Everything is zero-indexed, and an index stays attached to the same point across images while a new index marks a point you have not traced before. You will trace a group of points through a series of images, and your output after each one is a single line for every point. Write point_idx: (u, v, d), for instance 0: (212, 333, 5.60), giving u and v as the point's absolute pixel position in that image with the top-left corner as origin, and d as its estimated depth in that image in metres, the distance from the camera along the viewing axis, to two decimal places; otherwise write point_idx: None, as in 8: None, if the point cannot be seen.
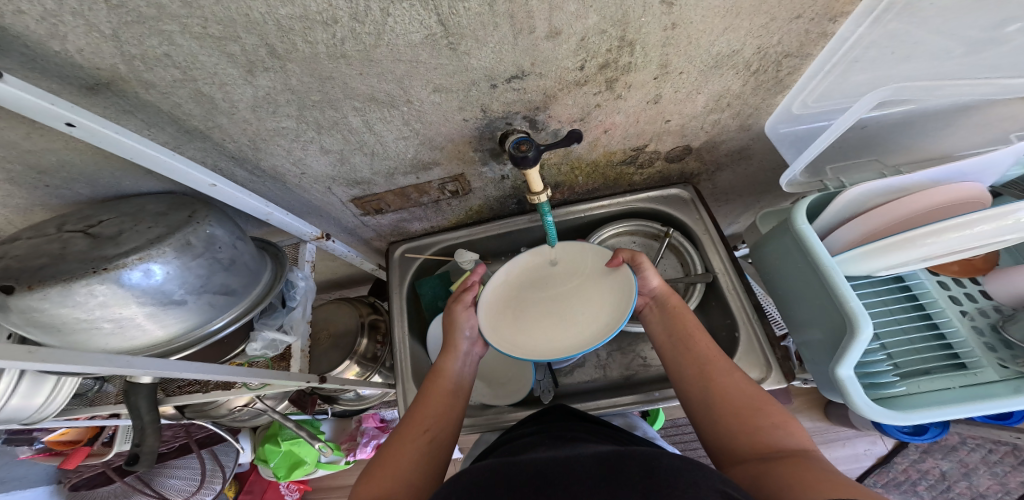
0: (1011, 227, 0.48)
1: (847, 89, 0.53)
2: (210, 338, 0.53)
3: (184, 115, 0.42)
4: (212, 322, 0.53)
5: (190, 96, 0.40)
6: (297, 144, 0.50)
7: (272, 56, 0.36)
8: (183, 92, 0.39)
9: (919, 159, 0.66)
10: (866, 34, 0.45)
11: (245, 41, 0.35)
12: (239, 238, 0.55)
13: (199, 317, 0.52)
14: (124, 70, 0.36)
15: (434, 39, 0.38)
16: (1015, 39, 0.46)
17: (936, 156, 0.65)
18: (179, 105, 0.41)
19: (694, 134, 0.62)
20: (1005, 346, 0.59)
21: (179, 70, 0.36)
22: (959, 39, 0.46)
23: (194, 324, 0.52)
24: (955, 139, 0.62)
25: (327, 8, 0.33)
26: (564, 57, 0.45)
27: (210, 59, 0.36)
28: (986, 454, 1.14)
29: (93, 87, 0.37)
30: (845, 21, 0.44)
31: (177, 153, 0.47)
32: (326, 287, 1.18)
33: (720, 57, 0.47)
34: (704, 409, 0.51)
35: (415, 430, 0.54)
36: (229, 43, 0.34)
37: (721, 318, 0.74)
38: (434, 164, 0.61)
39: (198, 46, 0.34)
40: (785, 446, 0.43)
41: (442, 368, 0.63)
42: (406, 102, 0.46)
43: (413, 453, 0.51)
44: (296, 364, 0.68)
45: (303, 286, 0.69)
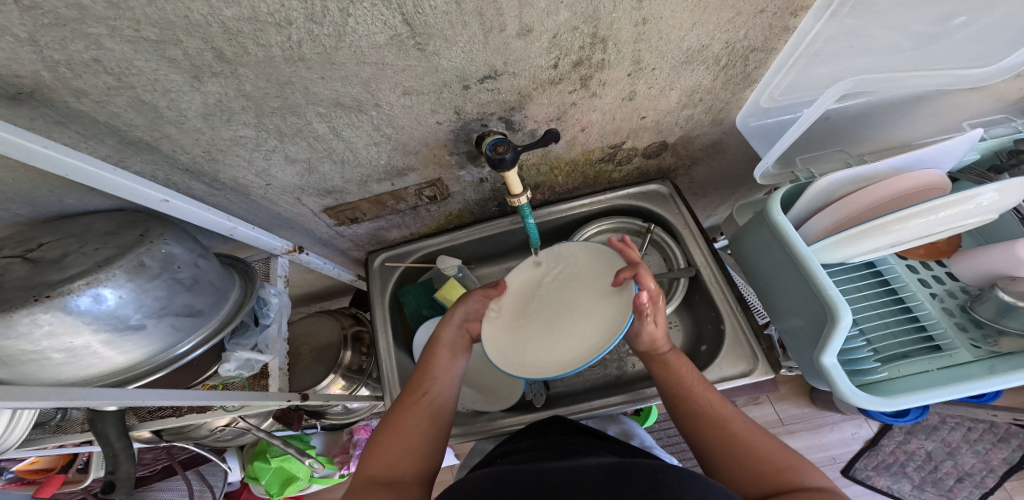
0: (972, 211, 0.49)
1: (811, 83, 0.54)
2: (176, 363, 0.49)
3: (126, 126, 0.39)
4: (179, 346, 0.50)
5: (129, 104, 0.37)
6: (258, 154, 0.47)
7: (221, 60, 0.34)
8: (120, 100, 0.36)
9: (880, 148, 0.68)
10: (827, 27, 0.45)
11: (187, 45, 0.32)
12: (201, 255, 0.52)
13: (162, 341, 0.48)
14: (50, 77, 0.33)
15: (400, 40, 0.37)
16: (958, 32, 0.48)
17: (895, 144, 0.68)
18: (118, 115, 0.38)
19: (670, 129, 0.62)
20: (976, 326, 0.61)
21: (113, 76, 0.34)
22: (909, 32, 0.47)
23: (157, 349, 0.48)
24: (911, 127, 0.65)
25: (278, 9, 0.31)
26: (537, 55, 0.44)
27: (147, 64, 0.33)
28: (966, 432, 1.21)
29: (17, 97, 0.34)
30: (805, 15, 0.44)
31: (122, 167, 0.44)
32: (305, 300, 1.14)
33: (690, 52, 0.47)
34: (710, 457, 0.49)
35: (416, 397, 0.56)
36: (168, 46, 0.32)
37: (706, 311, 0.74)
38: (409, 170, 0.59)
39: (132, 50, 0.32)
40: (802, 484, 0.42)
41: (439, 336, 0.63)
42: (375, 106, 0.44)
43: (415, 422, 0.53)
44: (274, 383, 0.64)
45: (277, 302, 0.66)
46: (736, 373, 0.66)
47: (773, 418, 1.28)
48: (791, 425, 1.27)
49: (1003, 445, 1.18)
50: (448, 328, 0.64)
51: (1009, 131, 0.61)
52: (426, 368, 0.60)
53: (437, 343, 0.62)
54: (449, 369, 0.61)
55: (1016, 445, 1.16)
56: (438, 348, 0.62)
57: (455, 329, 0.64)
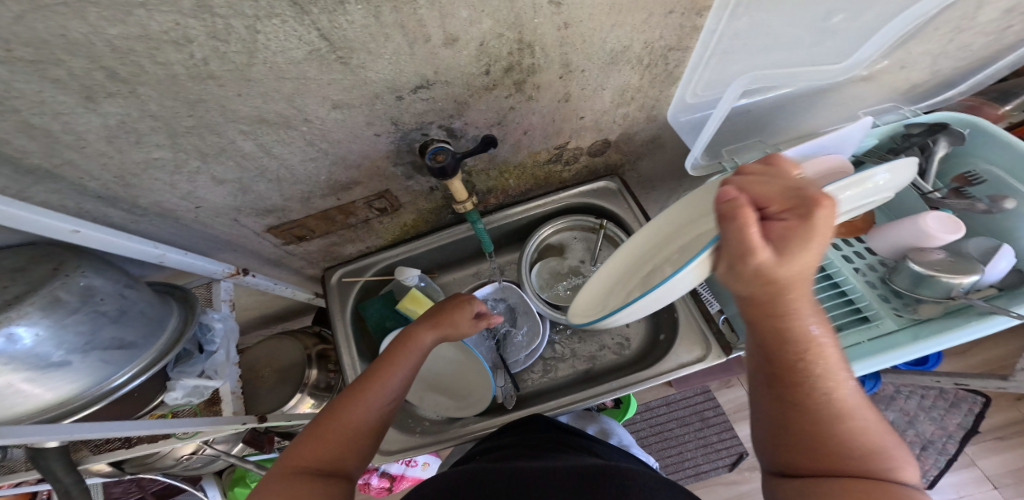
0: (871, 191, 0.53)
1: (726, 78, 0.56)
2: (109, 397, 0.46)
3: (18, 153, 0.36)
4: (113, 378, 0.47)
5: (16, 129, 0.34)
6: (180, 177, 0.45)
7: (114, 80, 0.32)
8: (7, 127, 0.33)
9: (793, 136, 0.72)
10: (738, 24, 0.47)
11: (72, 65, 0.30)
12: (126, 285, 0.49)
13: (91, 375, 0.45)
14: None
15: (320, 55, 0.36)
16: (839, 28, 0.53)
17: (804, 134, 0.73)
18: (9, 142, 0.35)
19: (610, 127, 0.64)
20: (896, 296, 0.66)
21: None
22: (803, 29, 0.51)
23: (87, 384, 0.45)
24: (816, 116, 0.69)
25: (174, 28, 0.29)
26: (467, 63, 0.44)
27: (29, 86, 0.31)
28: (920, 401, 1.32)
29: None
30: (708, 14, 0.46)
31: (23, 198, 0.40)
32: (264, 323, 1.09)
33: (614, 53, 0.48)
34: (805, 439, 0.36)
35: (373, 396, 0.52)
36: (50, 67, 0.30)
37: (660, 301, 0.78)
38: (354, 184, 0.59)
39: (7, 72, 0.29)
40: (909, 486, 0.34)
41: (416, 336, 0.58)
42: (304, 121, 0.44)
43: (362, 422, 0.51)
44: (227, 407, 0.61)
45: (221, 327, 0.62)
46: (692, 359, 0.69)
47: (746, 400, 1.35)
48: None
49: (955, 411, 1.29)
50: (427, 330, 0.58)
51: (898, 117, 0.69)
52: (387, 363, 0.55)
53: (411, 342, 0.57)
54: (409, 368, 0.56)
55: (966, 409, 1.28)
56: (408, 346, 0.57)
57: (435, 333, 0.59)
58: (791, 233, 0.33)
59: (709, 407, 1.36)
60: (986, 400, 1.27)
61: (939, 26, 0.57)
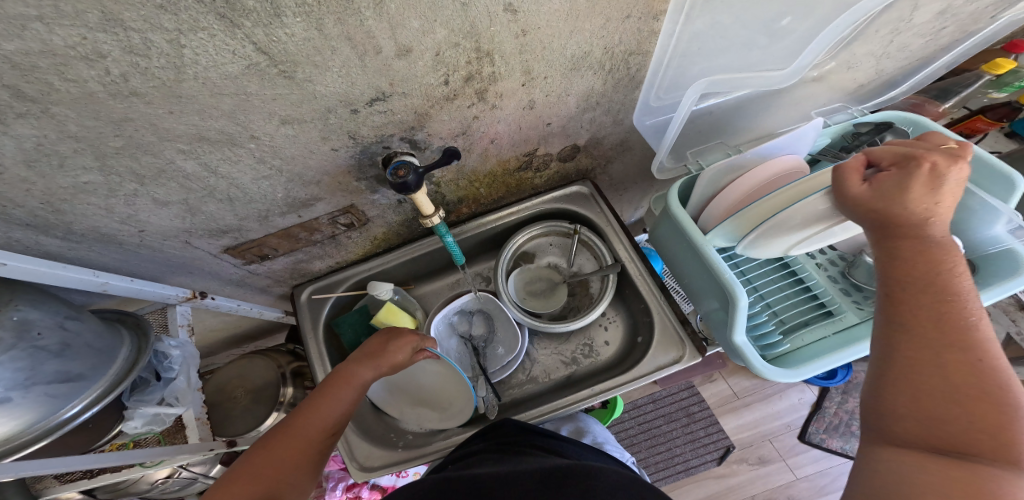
0: None
1: (687, 80, 0.55)
2: (63, 428, 0.43)
3: None
4: (64, 409, 0.44)
5: None
6: (115, 200, 0.42)
7: (22, 99, 0.29)
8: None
9: (754, 138, 0.72)
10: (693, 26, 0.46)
11: None
12: (67, 316, 0.46)
13: (37, 410, 0.41)
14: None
15: (259, 70, 0.34)
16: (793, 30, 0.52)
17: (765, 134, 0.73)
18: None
19: (577, 133, 0.64)
20: (857, 289, 0.68)
21: None
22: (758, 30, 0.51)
23: (32, 421, 0.41)
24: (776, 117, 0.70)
25: (81, 42, 0.27)
26: (423, 73, 0.43)
27: None
28: None
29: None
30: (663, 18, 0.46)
31: None
32: (234, 344, 1.04)
33: (575, 59, 0.48)
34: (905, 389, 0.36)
35: (304, 442, 0.50)
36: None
37: (636, 304, 0.77)
38: (315, 200, 0.56)
39: None
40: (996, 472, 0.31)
41: (351, 373, 0.56)
42: (251, 138, 0.41)
43: (294, 472, 0.48)
44: (193, 434, 0.59)
45: (180, 354, 0.59)
46: (668, 361, 0.69)
47: (728, 393, 1.37)
48: (743, 397, 1.36)
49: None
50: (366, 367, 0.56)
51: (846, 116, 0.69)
52: (318, 402, 0.53)
53: (343, 380, 0.55)
54: (343, 407, 0.54)
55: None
56: (340, 386, 0.55)
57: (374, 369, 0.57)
58: (883, 179, 0.40)
59: (694, 402, 1.38)
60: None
61: (882, 27, 0.58)
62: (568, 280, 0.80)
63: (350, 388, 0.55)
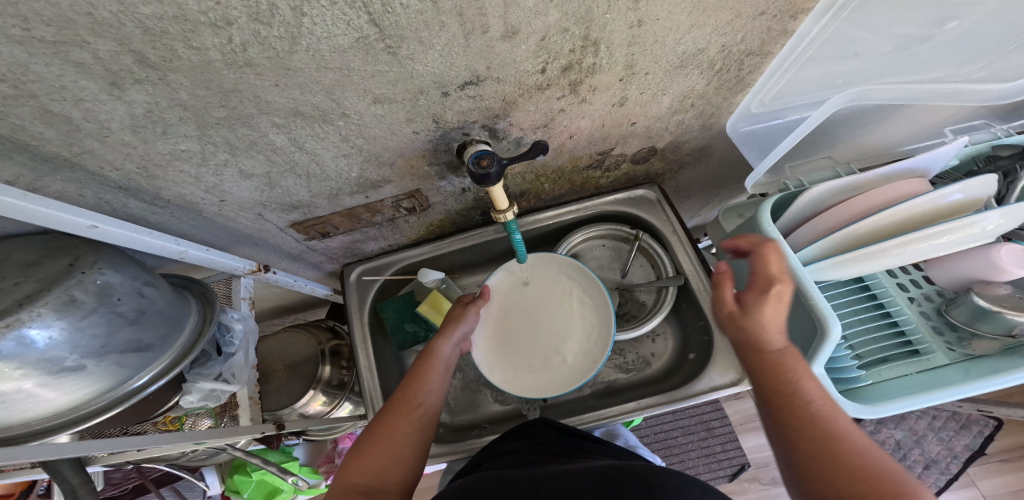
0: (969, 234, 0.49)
1: (799, 87, 0.53)
2: (133, 397, 0.44)
3: (35, 140, 0.32)
4: (133, 379, 0.45)
5: (34, 115, 0.30)
6: (205, 170, 0.41)
7: (146, 65, 0.28)
8: (21, 111, 0.29)
9: (864, 154, 0.67)
10: (826, 27, 0.44)
11: (98, 47, 0.26)
12: (145, 282, 0.46)
13: (109, 379, 0.43)
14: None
15: (367, 43, 0.32)
16: (938, 35, 0.48)
17: (879, 151, 0.67)
18: (24, 128, 0.30)
19: (659, 135, 0.60)
20: (951, 329, 0.61)
21: (6, 84, 0.27)
22: (892, 36, 0.47)
23: (107, 386, 0.43)
24: (891, 132, 0.65)
25: (215, 8, 0.25)
26: (523, 59, 0.40)
27: (49, 69, 0.27)
28: (931, 421, 1.27)
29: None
30: (805, 18, 0.42)
31: (33, 192, 0.36)
32: (276, 315, 1.06)
33: (685, 56, 0.44)
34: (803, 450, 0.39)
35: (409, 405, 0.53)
36: (71, 49, 0.26)
37: (694, 319, 0.72)
38: (384, 182, 0.54)
39: (25, 53, 0.25)
40: None
41: (434, 350, 0.59)
42: (342, 115, 0.40)
43: (406, 430, 0.51)
44: (246, 415, 0.57)
45: (241, 328, 0.59)
46: (726, 383, 0.64)
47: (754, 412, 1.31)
48: None
49: (964, 432, 1.24)
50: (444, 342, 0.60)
51: (988, 136, 0.62)
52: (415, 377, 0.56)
53: (430, 355, 0.58)
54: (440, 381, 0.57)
55: (977, 431, 1.24)
56: (432, 360, 0.58)
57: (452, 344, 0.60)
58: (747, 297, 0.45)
59: (715, 417, 1.32)
60: (998, 424, 1.23)
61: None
62: (622, 287, 0.76)
63: (438, 361, 0.58)
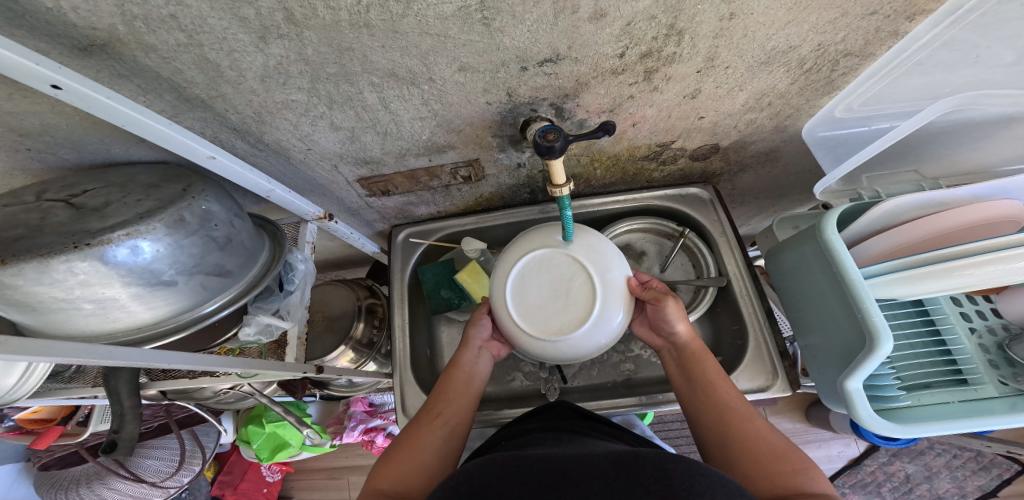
0: None
1: (896, 94, 0.51)
2: (201, 322, 0.48)
3: (186, 83, 0.39)
4: (205, 305, 0.48)
5: (194, 62, 0.37)
6: (305, 119, 0.46)
7: (290, 22, 0.33)
8: (186, 58, 0.36)
9: (956, 173, 0.64)
10: (941, 34, 0.43)
11: (260, 4, 0.31)
12: (237, 215, 0.50)
13: (190, 298, 0.46)
14: (123, 31, 0.33)
15: (468, 13, 0.35)
16: None
17: (977, 169, 0.63)
18: (181, 72, 0.38)
19: (726, 132, 0.59)
20: (1008, 364, 0.59)
21: (185, 34, 0.34)
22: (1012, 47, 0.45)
23: (184, 306, 0.47)
24: (995, 152, 0.60)
25: None
26: (605, 42, 0.41)
27: (220, 22, 0.33)
28: (950, 459, 1.23)
29: (86, 49, 0.35)
30: (921, 21, 0.41)
31: (176, 122, 0.44)
32: (321, 267, 1.14)
33: (774, 53, 0.43)
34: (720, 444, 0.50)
35: (430, 417, 0.56)
36: (242, 6, 0.31)
37: (729, 323, 0.72)
38: (448, 148, 0.57)
39: (208, 8, 0.31)
40: (804, 488, 0.42)
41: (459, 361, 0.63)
42: (428, 80, 0.43)
43: (430, 442, 0.53)
44: (291, 353, 0.62)
45: (303, 269, 0.64)
46: (753, 387, 0.65)
47: None
48: None
49: (981, 474, 1.20)
50: (467, 351, 0.64)
51: None
52: (444, 391, 0.59)
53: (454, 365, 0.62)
54: (463, 393, 0.59)
55: (996, 474, 1.19)
56: (457, 372, 0.61)
57: (474, 353, 0.64)
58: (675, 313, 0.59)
59: None
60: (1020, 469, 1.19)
61: None
62: (659, 281, 0.77)
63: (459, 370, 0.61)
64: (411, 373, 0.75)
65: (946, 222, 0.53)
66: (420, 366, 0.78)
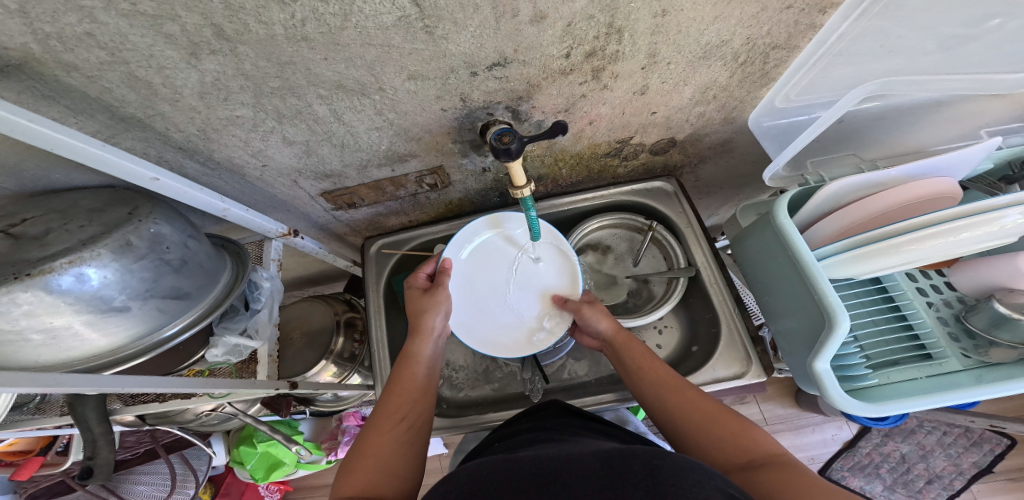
0: (994, 233, 0.48)
1: (828, 82, 0.54)
2: (162, 347, 0.46)
3: (118, 101, 0.39)
4: (164, 329, 0.47)
5: (121, 80, 0.36)
6: (255, 135, 0.46)
7: (220, 37, 0.33)
8: (113, 76, 0.36)
9: (891, 153, 0.67)
10: (853, 26, 0.45)
11: (185, 20, 0.31)
12: (192, 236, 0.49)
13: (145, 323, 0.45)
14: (39, 50, 0.32)
15: (408, 22, 0.35)
16: (988, 35, 0.48)
17: (910, 150, 0.67)
18: (110, 90, 0.37)
19: (680, 126, 0.61)
20: (968, 336, 0.61)
21: (106, 51, 0.33)
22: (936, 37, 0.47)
23: (141, 332, 0.45)
24: (928, 135, 0.64)
25: None
26: (549, 43, 0.42)
27: (143, 39, 0.32)
28: (941, 437, 1.26)
29: (4, 70, 0.34)
30: (833, 13, 0.43)
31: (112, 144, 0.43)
32: (298, 284, 1.12)
33: (709, 47, 0.45)
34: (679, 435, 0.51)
35: (392, 419, 0.54)
36: (165, 22, 0.31)
37: (702, 312, 0.74)
38: (410, 156, 0.57)
39: (127, 24, 0.31)
40: (756, 453, 0.45)
41: (415, 351, 0.62)
42: (379, 90, 0.43)
43: (392, 443, 0.51)
44: (262, 370, 0.60)
45: (268, 286, 0.63)
46: (730, 375, 0.66)
47: (757, 418, 1.32)
48: (775, 424, 1.31)
49: (974, 450, 1.24)
50: (425, 344, 0.63)
51: None
52: (399, 386, 0.58)
53: (410, 357, 0.61)
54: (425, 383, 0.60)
55: (988, 449, 1.23)
56: (414, 364, 0.60)
57: (432, 343, 0.63)
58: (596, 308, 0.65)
59: None
60: (1010, 442, 1.22)
61: None
62: (633, 275, 0.78)
63: (417, 362, 0.60)
64: None
65: (890, 199, 0.55)
66: None
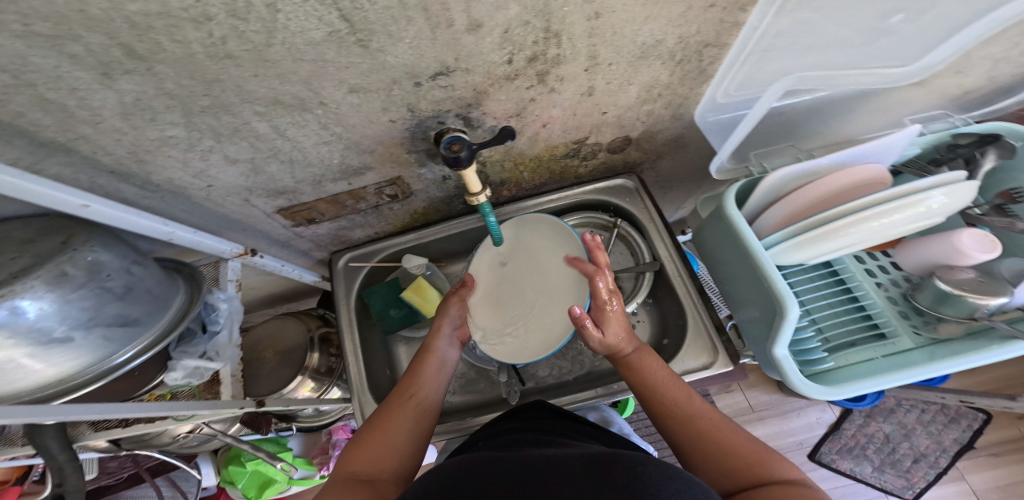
0: (922, 214, 0.51)
1: (762, 78, 0.56)
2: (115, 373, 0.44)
3: (34, 126, 0.37)
4: (115, 356, 0.45)
5: (32, 103, 0.34)
6: (193, 154, 0.45)
7: (133, 57, 0.32)
8: (21, 100, 0.33)
9: (829, 143, 0.71)
10: (772, 24, 0.47)
11: (90, 40, 0.30)
12: (135, 262, 0.47)
13: (93, 352, 0.43)
14: None
15: (339, 36, 0.35)
16: (899, 29, 0.50)
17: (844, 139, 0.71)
18: (23, 115, 0.35)
19: (631, 125, 0.62)
20: (917, 313, 0.64)
21: (8, 74, 0.31)
22: (859, 30, 0.49)
23: (89, 360, 0.43)
24: (857, 121, 0.68)
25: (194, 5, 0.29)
26: (490, 50, 0.42)
27: (46, 60, 0.31)
28: (920, 415, 1.31)
29: None
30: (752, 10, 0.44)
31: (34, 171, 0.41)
32: (269, 302, 1.10)
33: (645, 47, 0.46)
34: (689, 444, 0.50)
35: (403, 401, 0.56)
36: (67, 43, 0.30)
37: (670, 305, 0.75)
38: (366, 169, 0.57)
39: (24, 45, 0.29)
40: (769, 471, 0.44)
41: (432, 347, 0.63)
42: (320, 104, 0.43)
43: (401, 428, 0.53)
44: (227, 391, 0.58)
45: (226, 307, 0.61)
46: (698, 366, 0.67)
47: (743, 405, 1.34)
48: (761, 410, 1.34)
49: (953, 426, 1.29)
50: (438, 340, 0.64)
51: (945, 126, 0.66)
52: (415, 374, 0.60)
53: (426, 352, 0.62)
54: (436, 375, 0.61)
55: (966, 425, 1.28)
56: (429, 357, 0.62)
57: (446, 341, 0.64)
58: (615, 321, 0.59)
59: None
60: (986, 418, 1.27)
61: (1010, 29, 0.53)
62: None
63: (433, 357, 0.62)
64: (370, 395, 0.72)
65: (827, 185, 0.57)
66: (378, 391, 0.76)
